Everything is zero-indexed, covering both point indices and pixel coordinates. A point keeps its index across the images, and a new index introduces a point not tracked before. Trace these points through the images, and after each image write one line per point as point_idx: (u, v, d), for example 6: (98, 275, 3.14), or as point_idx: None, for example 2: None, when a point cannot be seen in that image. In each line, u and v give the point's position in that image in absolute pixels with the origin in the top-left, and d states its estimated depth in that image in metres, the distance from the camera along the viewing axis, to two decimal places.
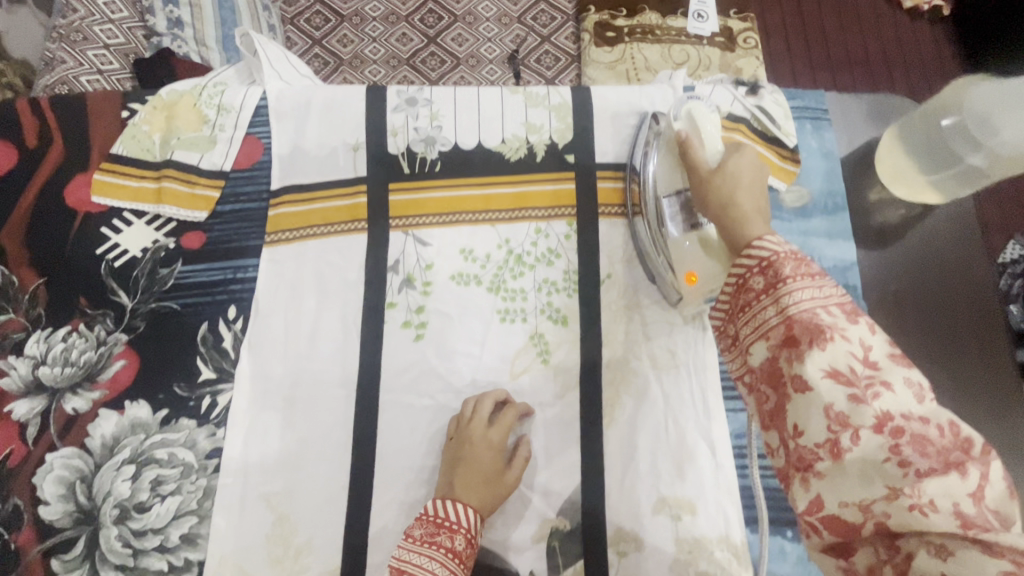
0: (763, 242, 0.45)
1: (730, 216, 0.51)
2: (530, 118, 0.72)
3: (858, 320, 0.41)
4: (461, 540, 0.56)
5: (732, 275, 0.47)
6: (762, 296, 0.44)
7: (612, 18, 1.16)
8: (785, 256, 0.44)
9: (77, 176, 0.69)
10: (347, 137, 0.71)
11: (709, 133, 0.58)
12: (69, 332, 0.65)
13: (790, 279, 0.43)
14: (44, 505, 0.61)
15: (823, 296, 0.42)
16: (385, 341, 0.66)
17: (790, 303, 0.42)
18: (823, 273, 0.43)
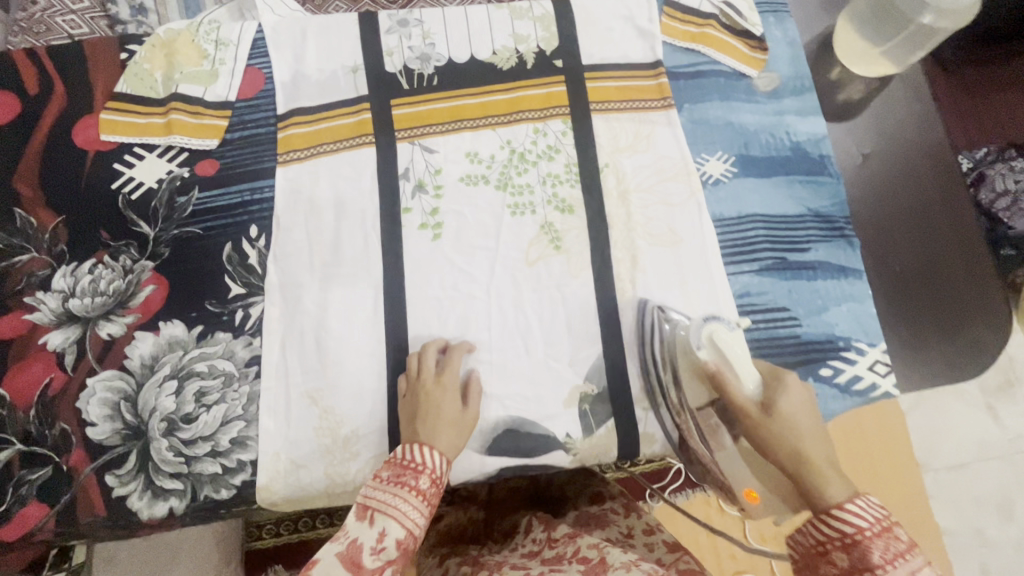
0: (846, 513, 0.46)
1: (804, 468, 0.50)
2: (517, 30, 0.77)
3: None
4: (427, 480, 0.56)
5: (808, 530, 0.48)
6: (833, 549, 0.46)
7: None
8: (872, 535, 0.45)
9: (83, 118, 0.71)
10: (345, 61, 0.74)
11: (741, 373, 0.57)
12: (95, 264, 0.67)
13: (880, 568, 0.43)
14: (91, 426, 0.62)
15: (899, 555, 0.44)
16: (404, 243, 0.69)
17: (861, 552, 0.44)
18: (918, 565, 0.43)
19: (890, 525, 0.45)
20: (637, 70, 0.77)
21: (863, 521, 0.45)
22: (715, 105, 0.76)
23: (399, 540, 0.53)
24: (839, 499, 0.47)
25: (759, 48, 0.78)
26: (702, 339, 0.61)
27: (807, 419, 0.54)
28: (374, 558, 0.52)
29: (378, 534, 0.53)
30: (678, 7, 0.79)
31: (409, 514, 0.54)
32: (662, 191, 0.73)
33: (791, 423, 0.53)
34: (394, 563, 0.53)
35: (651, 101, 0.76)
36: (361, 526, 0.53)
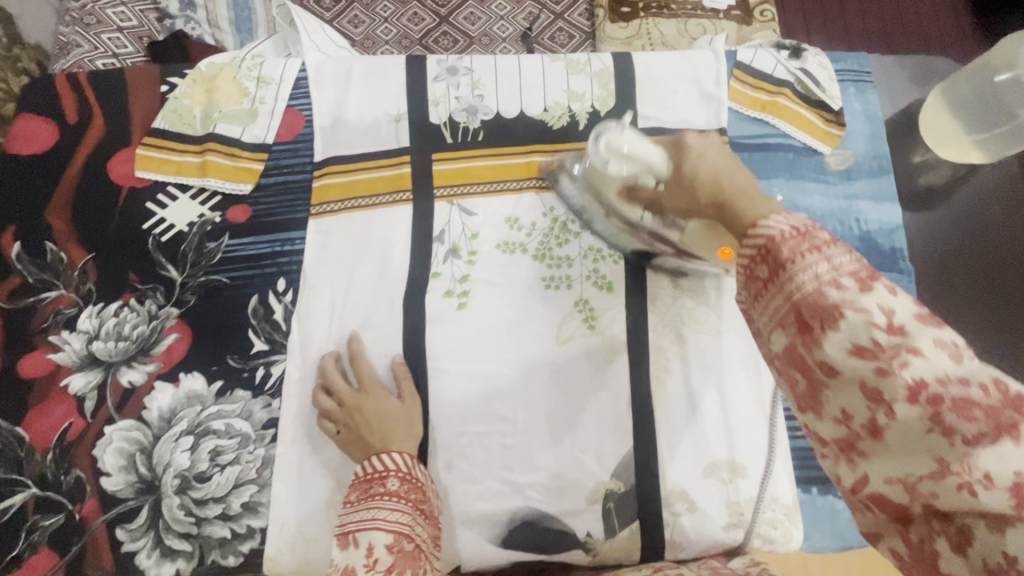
0: (760, 226, 0.37)
1: (725, 199, 0.43)
2: (572, 86, 0.72)
3: (873, 285, 0.33)
4: (397, 480, 0.54)
5: (738, 263, 0.39)
6: (769, 283, 0.37)
7: None
8: (787, 235, 0.36)
9: (120, 152, 0.69)
10: (389, 108, 0.71)
11: (646, 161, 0.55)
12: (120, 307, 0.65)
13: (791, 259, 0.35)
14: (106, 476, 0.61)
15: (833, 265, 0.34)
16: (431, 310, 0.66)
17: (794, 284, 0.35)
18: (833, 238, 0.35)
19: (811, 227, 0.36)
20: None
21: (781, 227, 0.37)
22: (779, 183, 0.70)
23: (388, 545, 0.49)
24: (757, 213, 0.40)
25: (835, 122, 0.71)
26: (603, 157, 0.59)
27: (717, 154, 0.47)
28: (371, 574, 0.47)
29: (367, 550, 0.49)
30: (749, 70, 0.73)
31: (397, 519, 0.51)
32: (711, 275, 0.68)
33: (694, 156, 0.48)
34: (395, 570, 0.48)
35: None
36: (349, 551, 0.50)
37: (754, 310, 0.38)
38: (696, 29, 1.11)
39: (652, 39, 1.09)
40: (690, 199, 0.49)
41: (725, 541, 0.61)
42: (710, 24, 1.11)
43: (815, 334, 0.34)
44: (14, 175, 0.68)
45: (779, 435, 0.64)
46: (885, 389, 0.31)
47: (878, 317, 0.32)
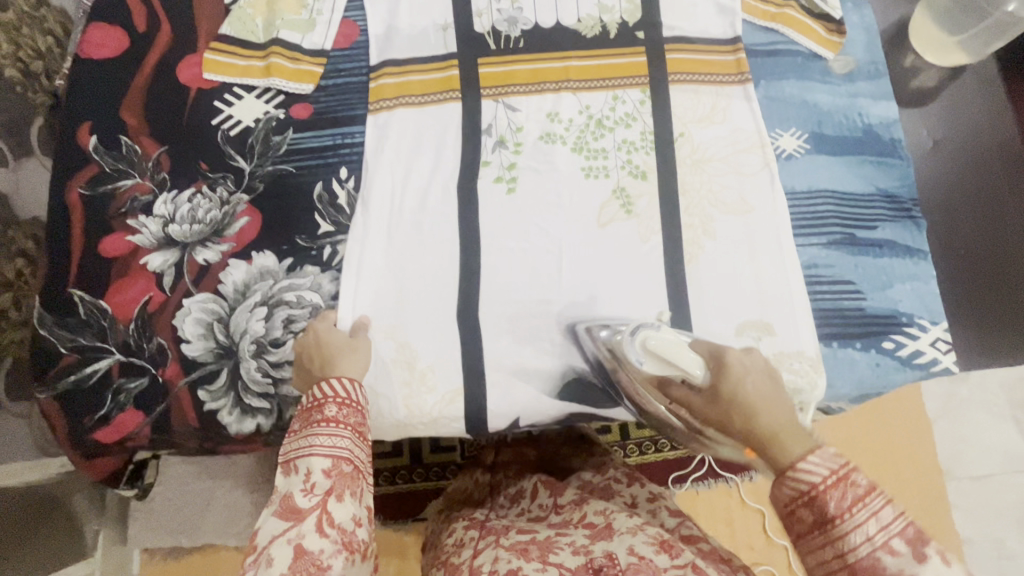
0: (801, 469, 0.45)
1: (763, 439, 0.50)
2: (602, 0, 0.79)
3: (926, 552, 0.41)
4: (336, 407, 0.57)
5: (781, 495, 0.47)
6: (814, 530, 0.45)
7: None
8: (832, 481, 0.44)
9: (188, 57, 0.74)
10: (436, 18, 0.77)
11: (683, 368, 0.59)
12: (193, 194, 0.70)
13: (838, 515, 0.43)
14: (186, 343, 0.66)
15: (881, 527, 0.42)
16: (481, 194, 0.72)
17: (848, 548, 0.43)
18: (874, 498, 0.43)
19: (847, 471, 0.44)
20: (716, 45, 0.79)
21: (822, 467, 0.45)
22: (790, 84, 0.78)
23: (325, 471, 0.53)
24: (790, 460, 0.47)
25: (836, 32, 0.79)
26: (639, 356, 0.62)
27: (759, 383, 0.54)
28: (308, 497, 0.53)
29: (305, 475, 0.53)
30: None
31: (336, 445, 0.55)
32: (734, 162, 0.75)
33: (733, 376, 0.55)
34: (332, 492, 0.53)
35: (727, 76, 0.78)
36: (291, 479, 0.54)
37: (801, 555, 0.46)
38: None
39: None
40: (720, 417, 0.56)
41: None
42: None
43: None
44: (87, 76, 0.73)
45: (802, 299, 0.71)
46: None
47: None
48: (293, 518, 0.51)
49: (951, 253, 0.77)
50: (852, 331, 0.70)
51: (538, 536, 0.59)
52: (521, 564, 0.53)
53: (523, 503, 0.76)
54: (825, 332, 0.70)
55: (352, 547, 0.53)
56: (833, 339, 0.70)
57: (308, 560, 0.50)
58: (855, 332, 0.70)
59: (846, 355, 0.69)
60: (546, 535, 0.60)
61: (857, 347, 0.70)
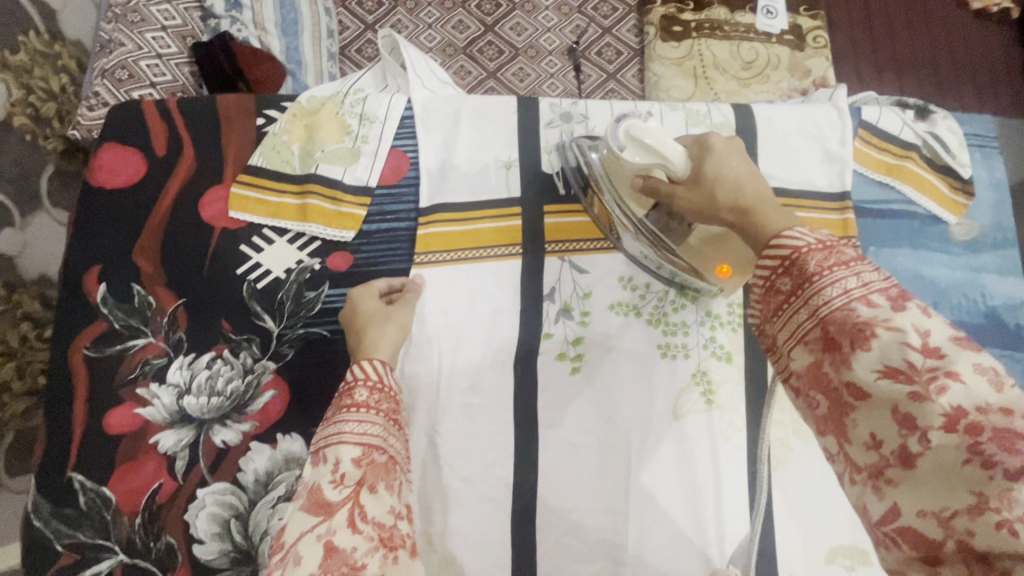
0: (784, 239, 0.42)
1: (747, 207, 0.47)
2: (691, 138, 0.68)
3: (906, 306, 0.37)
4: (366, 391, 0.50)
5: (758, 276, 0.44)
6: (791, 299, 0.42)
7: (679, 12, 1.23)
8: (812, 250, 0.41)
9: (212, 189, 0.65)
10: (499, 154, 0.67)
11: (662, 155, 0.54)
12: (213, 358, 0.61)
13: (817, 274, 0.40)
14: (199, 544, 0.57)
15: (861, 283, 0.39)
16: (540, 373, 0.63)
17: (822, 303, 0.40)
18: (857, 259, 0.40)
19: (836, 245, 0.41)
20: (820, 200, 0.68)
21: (804, 240, 0.42)
22: (904, 253, 0.67)
23: (355, 460, 0.46)
24: (777, 231, 0.44)
25: (962, 190, 0.68)
26: (623, 141, 0.56)
27: (741, 161, 0.50)
28: (338, 490, 0.44)
29: (334, 464, 0.45)
30: (874, 130, 0.70)
31: (367, 432, 0.47)
32: None
33: (713, 160, 0.51)
34: (365, 483, 0.45)
35: (832, 238, 0.67)
36: (318, 469, 0.46)
37: (778, 339, 0.44)
38: (748, 52, 1.20)
39: (704, 60, 1.19)
40: (702, 205, 0.51)
41: None
42: (762, 47, 1.20)
43: (846, 352, 0.38)
44: (98, 208, 0.64)
45: None
46: (921, 417, 0.34)
47: (913, 339, 0.35)
48: (322, 513, 0.43)
49: None
50: None
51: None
52: None
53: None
54: None
55: (391, 544, 0.44)
56: None
57: (340, 559, 0.41)
58: None
59: None
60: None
61: None
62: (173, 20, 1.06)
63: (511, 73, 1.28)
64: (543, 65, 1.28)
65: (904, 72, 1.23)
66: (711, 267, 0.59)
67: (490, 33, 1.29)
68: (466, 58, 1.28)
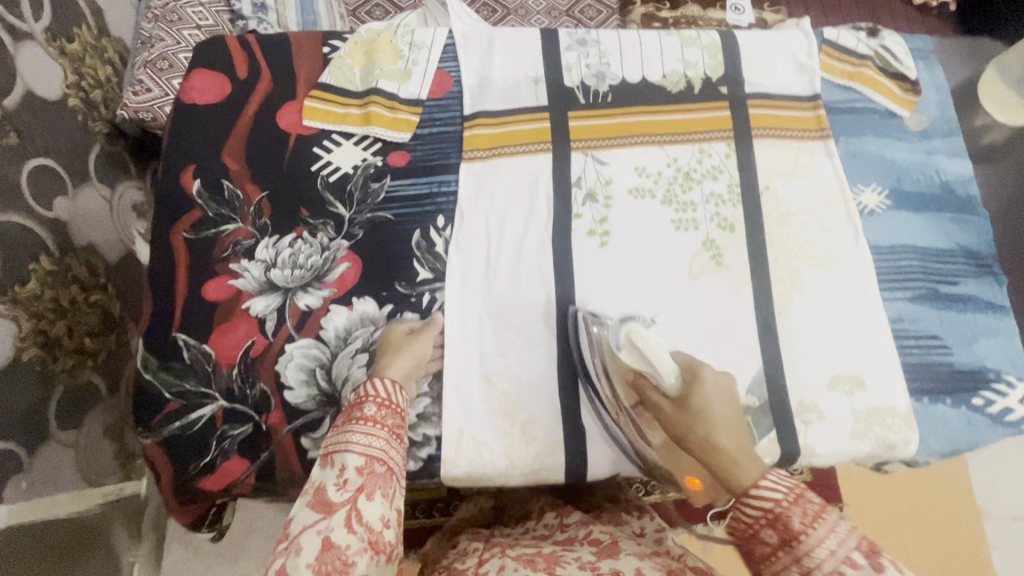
0: (762, 490, 0.50)
1: (717, 466, 0.54)
2: (686, 56, 0.82)
3: (882, 562, 0.44)
4: (374, 407, 0.57)
5: (744, 517, 0.51)
6: (779, 552, 0.48)
7: (658, 9, 1.44)
8: (790, 504, 0.48)
9: (287, 103, 0.76)
10: (527, 72, 0.80)
11: (658, 367, 0.57)
12: (294, 239, 0.71)
13: (801, 533, 0.47)
14: (289, 390, 0.66)
15: (841, 541, 0.46)
16: (574, 245, 0.74)
17: (813, 565, 0.46)
18: (829, 509, 0.48)
19: (802, 490, 0.49)
20: (798, 101, 0.81)
21: (780, 486, 0.50)
22: (870, 140, 0.80)
23: (359, 469, 0.53)
24: (750, 481, 0.51)
25: (911, 91, 0.82)
26: (623, 343, 0.59)
27: (724, 407, 0.59)
28: (340, 492, 0.52)
29: (339, 469, 0.53)
30: (835, 47, 0.84)
31: (372, 445, 0.55)
32: (819, 216, 0.77)
33: (704, 394, 0.58)
34: (364, 489, 0.53)
35: (809, 131, 0.80)
36: (325, 471, 0.54)
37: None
38: None
39: None
40: (682, 426, 0.57)
41: (852, 447, 0.69)
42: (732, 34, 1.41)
43: None
44: (190, 121, 0.74)
45: (891, 354, 0.72)
46: None
47: None
48: (323, 511, 0.51)
49: None
50: (944, 387, 0.71)
51: (543, 550, 0.60)
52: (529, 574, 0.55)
53: (528, 523, 0.73)
54: (915, 387, 0.71)
55: (377, 548, 0.52)
56: (922, 394, 0.71)
57: (334, 554, 0.49)
58: (943, 387, 0.71)
59: (938, 411, 0.70)
60: (551, 548, 0.60)
61: (948, 403, 0.71)
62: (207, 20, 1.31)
63: None
64: None
65: None
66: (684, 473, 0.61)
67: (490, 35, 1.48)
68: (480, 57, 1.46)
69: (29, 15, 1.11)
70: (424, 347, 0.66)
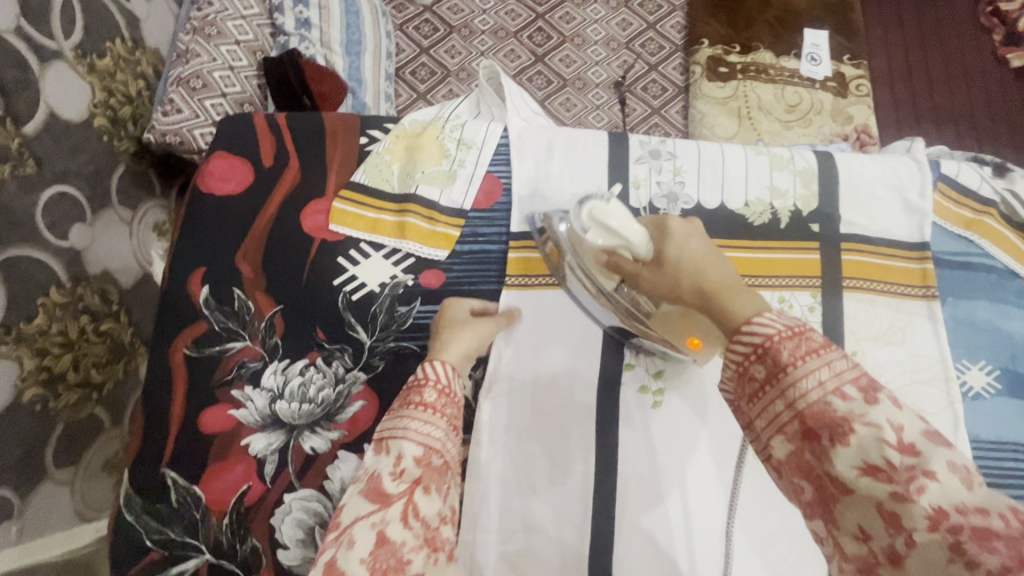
0: (755, 325, 0.41)
1: (709, 297, 0.45)
2: (775, 182, 0.70)
3: (878, 398, 0.37)
4: (434, 392, 0.51)
5: (731, 358, 0.43)
6: (766, 386, 0.40)
7: (726, 53, 1.31)
8: (781, 338, 0.40)
9: (314, 202, 0.67)
10: (589, 186, 0.69)
11: (627, 238, 0.53)
12: (307, 365, 0.63)
13: (790, 363, 0.39)
14: (283, 549, 0.58)
15: (835, 373, 0.38)
16: (623, 403, 0.63)
17: (798, 395, 0.39)
18: (825, 348, 0.39)
19: (804, 330, 0.40)
20: (901, 249, 0.69)
21: (774, 326, 0.41)
22: (982, 306, 0.68)
23: (417, 458, 0.47)
24: (745, 317, 0.42)
25: None
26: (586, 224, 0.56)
27: (700, 245, 0.48)
28: (396, 483, 0.46)
29: (396, 458, 0.47)
30: (953, 184, 0.72)
31: (430, 434, 0.49)
32: (912, 395, 0.65)
33: (674, 241, 0.49)
34: (421, 483, 0.46)
35: (911, 288, 0.68)
36: (379, 458, 0.48)
37: (753, 425, 0.42)
38: (793, 96, 1.26)
39: (748, 101, 1.25)
40: (667, 291, 0.49)
41: None
42: (807, 93, 1.26)
43: (824, 444, 0.38)
44: (206, 213, 0.67)
45: None
46: (904, 516, 0.34)
47: (888, 435, 0.36)
48: (380, 501, 0.44)
49: None
50: None
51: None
52: None
53: None
54: None
55: (435, 545, 0.45)
56: None
57: (389, 550, 0.43)
58: None
59: None
60: None
61: None
62: (246, 35, 1.15)
63: (558, 101, 1.36)
64: (590, 97, 1.37)
65: (941, 122, 1.31)
66: (683, 338, 0.55)
67: (540, 65, 1.39)
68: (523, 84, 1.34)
69: (59, 32, 1.04)
70: (488, 333, 0.60)
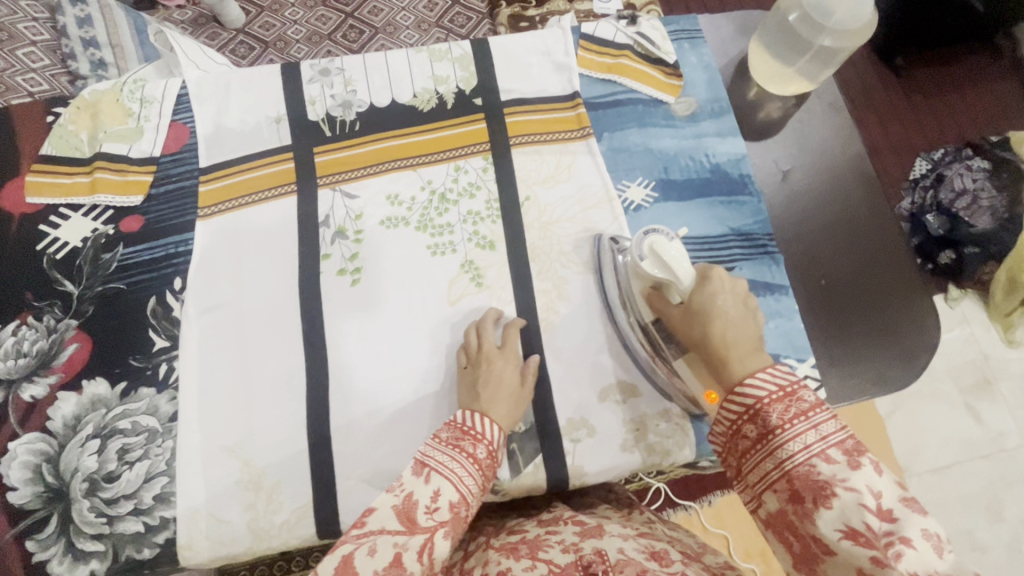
0: (747, 387, 0.49)
1: (715, 351, 0.53)
2: (436, 72, 0.79)
3: (862, 462, 0.42)
4: (485, 450, 0.56)
5: (726, 413, 0.50)
6: (757, 446, 0.48)
7: (524, 10, 1.36)
8: (773, 400, 0.47)
9: (9, 182, 0.72)
10: (268, 112, 0.76)
11: (677, 276, 0.56)
12: (19, 326, 0.67)
13: (778, 426, 0.46)
14: (13, 491, 0.62)
15: (821, 438, 0.45)
16: (325, 288, 0.70)
17: (786, 457, 0.45)
18: (815, 410, 0.46)
19: (796, 389, 0.47)
20: (556, 102, 0.78)
21: (766, 389, 0.48)
22: (633, 132, 0.78)
23: (452, 503, 0.51)
24: (744, 376, 0.50)
25: (675, 75, 0.80)
26: (646, 252, 0.59)
27: (729, 300, 0.54)
28: (428, 517, 0.50)
29: (434, 492, 0.51)
30: (593, 40, 0.81)
31: (462, 479, 0.53)
32: (583, 219, 0.74)
33: (711, 289, 0.55)
34: (447, 525, 0.50)
35: (569, 132, 0.77)
36: (417, 482, 0.51)
37: (744, 474, 0.49)
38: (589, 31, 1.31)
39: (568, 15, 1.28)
40: (691, 339, 0.56)
41: (624, 462, 0.65)
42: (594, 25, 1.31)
43: (806, 506, 0.43)
44: None
45: None
46: None
47: (868, 500, 0.41)
48: (408, 525, 0.48)
49: (812, 284, 0.74)
50: None
51: (528, 536, 0.55)
52: (510, 565, 0.50)
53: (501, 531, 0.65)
54: None
55: None
56: None
57: None
58: None
59: None
60: (534, 535, 0.55)
61: None
62: None
63: (374, 49, 1.35)
64: (404, 39, 1.36)
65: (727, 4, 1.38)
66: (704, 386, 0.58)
67: (351, 19, 1.37)
68: (331, 44, 1.35)
69: None
70: (522, 400, 0.63)
